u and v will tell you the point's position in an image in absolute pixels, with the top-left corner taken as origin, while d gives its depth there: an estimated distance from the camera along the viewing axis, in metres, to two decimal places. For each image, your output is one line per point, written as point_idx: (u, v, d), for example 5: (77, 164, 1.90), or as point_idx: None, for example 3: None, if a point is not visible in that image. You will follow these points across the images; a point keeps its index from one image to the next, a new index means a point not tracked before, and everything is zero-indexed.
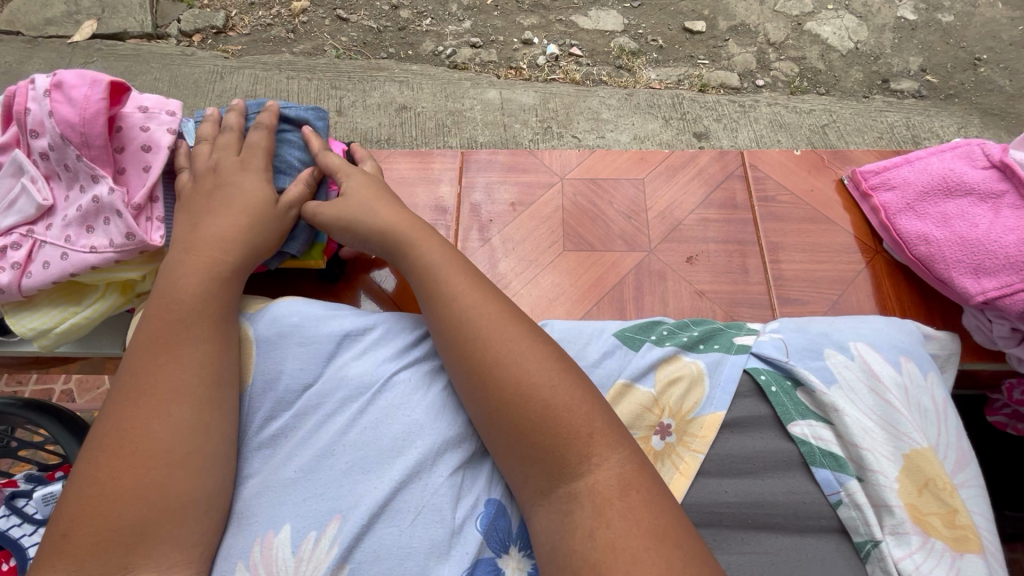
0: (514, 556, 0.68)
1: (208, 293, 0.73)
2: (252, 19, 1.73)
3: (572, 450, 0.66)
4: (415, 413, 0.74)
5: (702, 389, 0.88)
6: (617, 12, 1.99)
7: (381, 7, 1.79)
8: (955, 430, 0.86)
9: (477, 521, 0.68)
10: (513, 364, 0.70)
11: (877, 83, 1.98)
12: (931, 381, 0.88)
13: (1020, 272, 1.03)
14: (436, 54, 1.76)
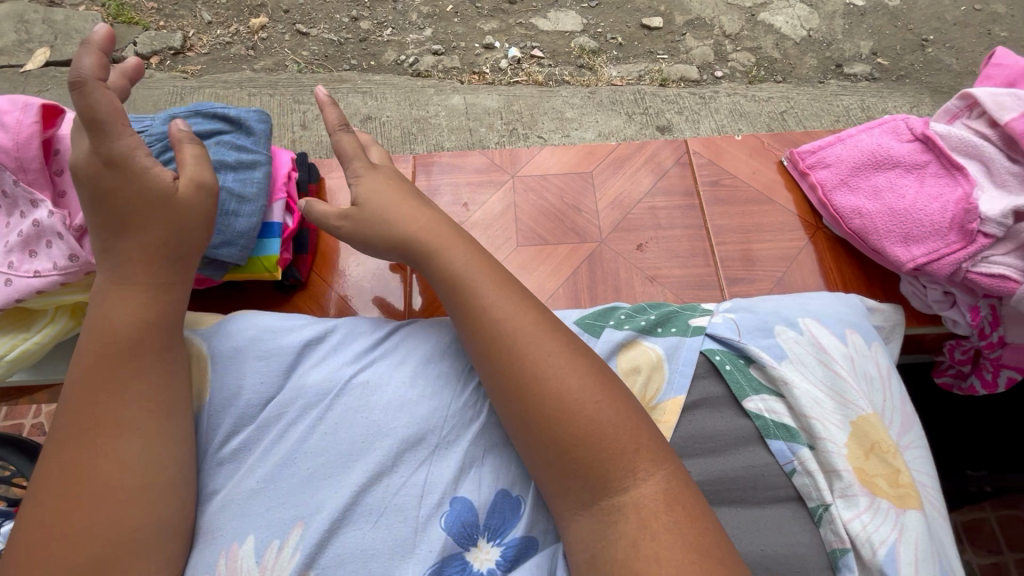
0: (483, 548, 0.62)
1: (147, 317, 0.66)
2: (210, 39, 1.91)
3: (615, 466, 0.59)
4: (338, 419, 0.67)
5: (662, 374, 0.75)
6: (576, 12, 2.06)
7: (341, 20, 1.98)
8: (898, 395, 0.75)
9: (367, 525, 0.62)
10: (554, 380, 0.62)
11: (831, 68, 2.07)
12: (876, 350, 0.77)
13: (951, 237, 0.84)
14: (398, 62, 1.94)
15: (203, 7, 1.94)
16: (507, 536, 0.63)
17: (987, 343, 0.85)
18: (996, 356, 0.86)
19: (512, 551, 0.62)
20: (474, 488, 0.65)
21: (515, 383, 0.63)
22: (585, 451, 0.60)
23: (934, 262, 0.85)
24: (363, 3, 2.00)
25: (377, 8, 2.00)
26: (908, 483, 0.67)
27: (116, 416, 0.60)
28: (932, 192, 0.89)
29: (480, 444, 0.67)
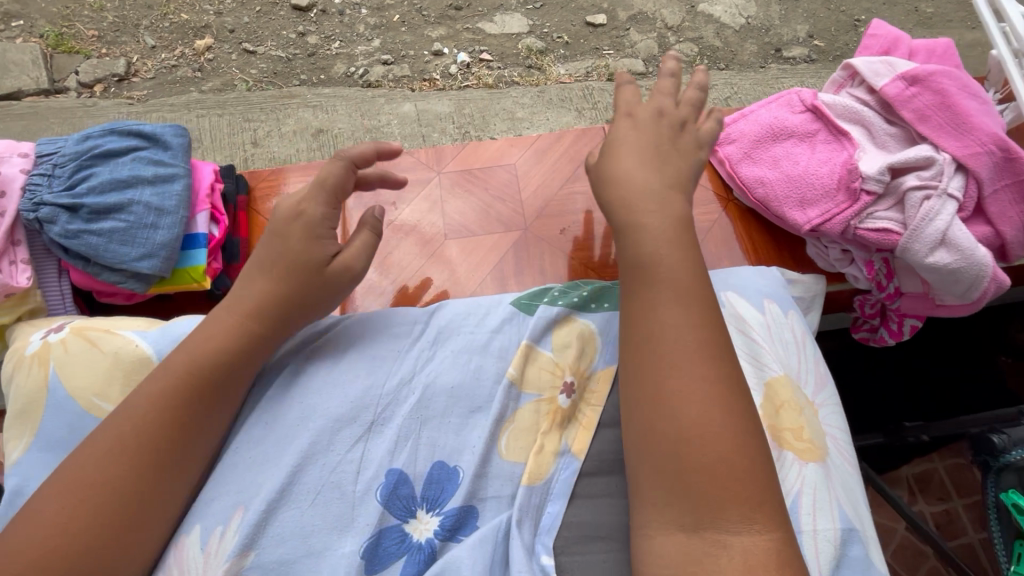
0: (421, 519, 0.69)
1: (202, 362, 0.68)
2: (155, 63, 1.90)
3: (727, 511, 0.56)
4: (293, 413, 0.73)
5: (594, 345, 0.81)
6: (521, 14, 2.10)
7: (288, 36, 1.98)
8: (813, 357, 0.80)
9: (304, 506, 0.68)
10: (690, 411, 0.59)
11: (771, 53, 2.14)
12: (792, 318, 0.82)
13: (840, 197, 0.89)
14: (349, 75, 1.95)
15: (146, 32, 1.93)
16: (445, 505, 0.70)
17: (886, 295, 0.90)
18: (897, 307, 0.91)
19: (449, 520, 0.69)
20: (407, 462, 0.72)
21: (647, 394, 0.62)
22: (691, 461, 0.58)
23: (827, 222, 0.89)
24: (309, 18, 2.01)
25: (324, 22, 2.01)
26: (807, 434, 0.71)
27: (178, 445, 0.65)
28: (823, 155, 0.93)
29: (413, 418, 0.74)
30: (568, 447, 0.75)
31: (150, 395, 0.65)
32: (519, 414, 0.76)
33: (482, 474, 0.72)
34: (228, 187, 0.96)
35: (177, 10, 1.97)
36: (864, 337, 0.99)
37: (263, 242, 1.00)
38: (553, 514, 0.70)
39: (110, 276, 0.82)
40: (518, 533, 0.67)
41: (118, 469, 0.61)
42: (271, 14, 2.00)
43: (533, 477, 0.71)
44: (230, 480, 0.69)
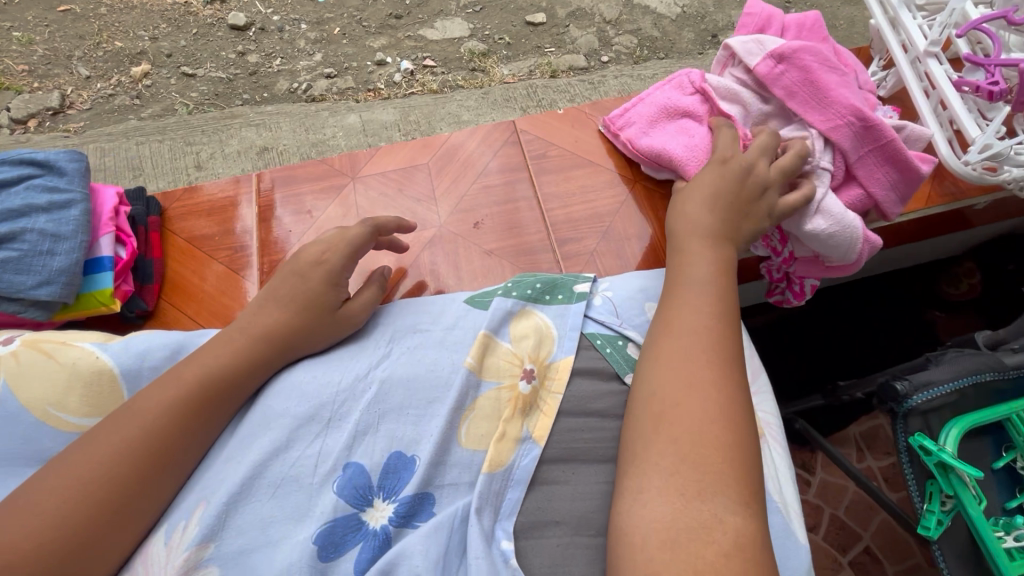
0: (378, 507, 0.60)
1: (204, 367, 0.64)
2: (91, 93, 1.86)
3: (729, 499, 0.51)
4: (264, 410, 0.65)
5: (552, 340, 0.73)
6: (462, 19, 2.09)
7: (228, 56, 1.95)
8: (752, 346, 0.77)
9: (263, 495, 0.59)
10: (699, 400, 0.55)
11: (710, 39, 2.17)
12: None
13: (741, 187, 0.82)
14: (292, 90, 1.92)
15: (79, 63, 1.89)
16: (401, 492, 0.61)
17: (782, 259, 0.84)
18: (794, 269, 0.84)
19: (405, 507, 0.60)
20: (368, 453, 0.63)
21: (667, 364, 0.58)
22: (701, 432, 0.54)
23: None
24: (248, 37, 1.98)
25: (263, 40, 1.99)
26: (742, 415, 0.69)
27: (170, 446, 0.59)
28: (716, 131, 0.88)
29: (371, 412, 0.65)
30: (530, 433, 0.66)
31: (163, 397, 0.60)
32: (479, 403, 0.67)
33: (442, 462, 0.63)
34: (138, 208, 0.93)
35: (111, 38, 1.93)
36: (780, 301, 0.91)
37: (182, 263, 0.95)
38: (513, 501, 0.62)
39: (6, 306, 0.75)
40: (478, 518, 0.59)
41: (112, 467, 0.55)
42: (208, 36, 1.97)
43: (493, 464, 0.62)
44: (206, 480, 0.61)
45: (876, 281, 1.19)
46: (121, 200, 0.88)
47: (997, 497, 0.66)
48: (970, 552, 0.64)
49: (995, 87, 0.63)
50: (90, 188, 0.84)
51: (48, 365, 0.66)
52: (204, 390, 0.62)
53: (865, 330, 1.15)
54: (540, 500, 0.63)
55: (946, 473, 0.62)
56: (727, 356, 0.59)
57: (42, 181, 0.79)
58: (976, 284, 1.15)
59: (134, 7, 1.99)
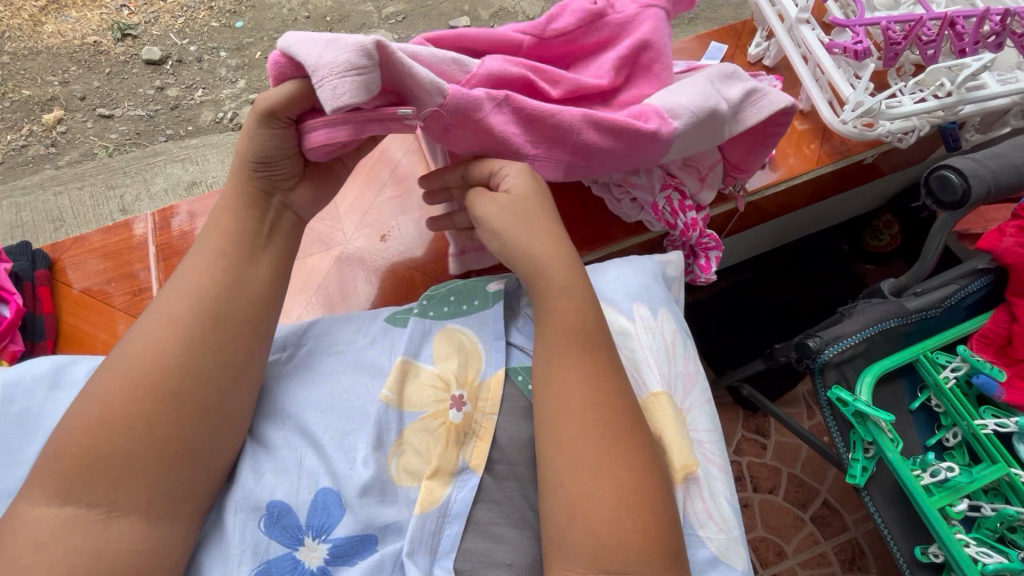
0: (312, 545, 0.60)
1: (181, 328, 0.58)
2: (3, 146, 1.76)
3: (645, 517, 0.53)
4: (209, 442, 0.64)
5: (478, 357, 0.71)
6: (386, 30, 1.96)
7: (146, 93, 1.82)
8: (684, 357, 0.73)
9: (208, 543, 0.60)
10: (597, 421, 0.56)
11: None
12: (663, 319, 0.74)
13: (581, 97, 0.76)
14: (217, 121, 1.82)
15: None
16: (333, 532, 0.61)
17: (680, 232, 0.82)
18: (697, 241, 0.83)
19: (341, 547, 0.60)
20: (295, 491, 0.62)
21: (558, 383, 0.58)
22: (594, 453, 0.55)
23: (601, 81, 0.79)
24: (165, 71, 1.84)
25: (182, 71, 1.85)
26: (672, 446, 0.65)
27: (176, 435, 0.55)
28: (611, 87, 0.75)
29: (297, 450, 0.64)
30: (467, 462, 0.65)
31: (137, 374, 0.55)
32: (406, 436, 0.66)
33: (381, 497, 0.62)
34: (20, 264, 0.88)
35: (18, 86, 1.80)
36: (693, 279, 0.87)
37: (75, 316, 0.90)
38: (452, 537, 0.62)
39: None
40: (411, 561, 0.60)
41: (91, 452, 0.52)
42: (123, 74, 1.83)
43: (425, 504, 0.62)
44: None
45: (802, 247, 1.24)
46: None
47: (918, 435, 0.69)
48: (895, 493, 0.66)
49: (860, 46, 0.65)
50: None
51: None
52: (178, 377, 0.56)
53: (794, 303, 1.18)
54: (485, 509, 0.64)
55: (864, 420, 0.65)
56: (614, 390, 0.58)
57: None
58: (896, 235, 1.19)
59: (40, 52, 1.84)
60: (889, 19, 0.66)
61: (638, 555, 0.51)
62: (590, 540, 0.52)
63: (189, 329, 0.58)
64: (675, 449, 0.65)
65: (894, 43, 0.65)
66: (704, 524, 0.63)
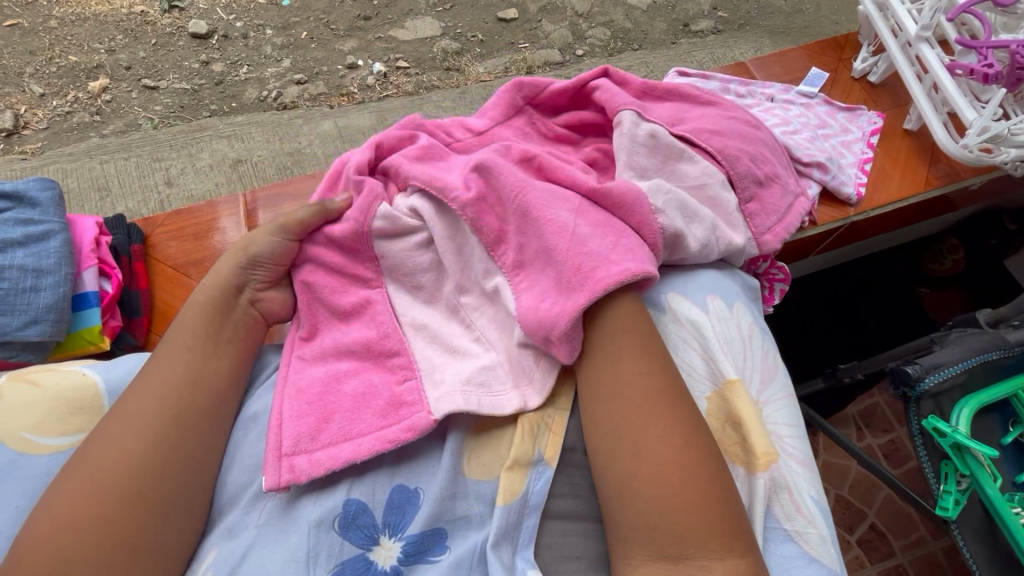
0: (386, 544, 0.56)
1: (176, 374, 0.59)
2: (48, 112, 1.63)
3: (690, 528, 0.50)
4: (246, 437, 0.62)
5: None
6: (433, 17, 1.80)
7: (191, 66, 1.71)
8: (762, 349, 0.72)
9: (274, 539, 0.56)
10: (641, 428, 0.54)
11: (706, 10, 1.88)
12: (739, 311, 0.73)
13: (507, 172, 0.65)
14: (261, 99, 1.69)
15: (31, 80, 1.64)
16: (408, 529, 0.57)
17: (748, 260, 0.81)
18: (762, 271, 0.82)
19: (414, 545, 0.56)
20: (369, 488, 0.58)
21: (606, 383, 0.57)
22: (629, 454, 0.54)
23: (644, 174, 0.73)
24: (211, 45, 1.74)
25: (228, 47, 1.74)
26: (749, 435, 0.64)
27: (167, 467, 0.55)
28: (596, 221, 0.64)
29: None
30: (542, 454, 0.60)
31: (131, 421, 0.56)
32: (484, 431, 0.61)
33: (452, 494, 0.58)
34: (119, 238, 0.82)
35: (64, 52, 1.69)
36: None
37: (170, 292, 0.85)
38: (531, 528, 0.57)
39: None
40: (496, 555, 0.55)
41: (90, 491, 0.52)
42: (169, 46, 1.73)
43: (508, 495, 0.57)
44: (229, 484, 0.60)
45: (866, 268, 1.20)
46: (101, 230, 0.80)
47: (1007, 471, 0.67)
48: (982, 526, 0.65)
49: (989, 69, 0.65)
50: (67, 220, 0.76)
51: (27, 390, 0.61)
52: (168, 416, 0.56)
53: (852, 322, 1.15)
54: (556, 500, 0.60)
55: (961, 453, 0.64)
56: (661, 397, 0.56)
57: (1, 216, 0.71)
58: (960, 260, 1.15)
59: (87, 19, 1.74)
60: (1019, 43, 0.65)
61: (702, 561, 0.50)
62: (654, 545, 0.51)
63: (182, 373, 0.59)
64: (753, 437, 0.64)
65: (1019, 67, 0.64)
66: (787, 517, 0.62)
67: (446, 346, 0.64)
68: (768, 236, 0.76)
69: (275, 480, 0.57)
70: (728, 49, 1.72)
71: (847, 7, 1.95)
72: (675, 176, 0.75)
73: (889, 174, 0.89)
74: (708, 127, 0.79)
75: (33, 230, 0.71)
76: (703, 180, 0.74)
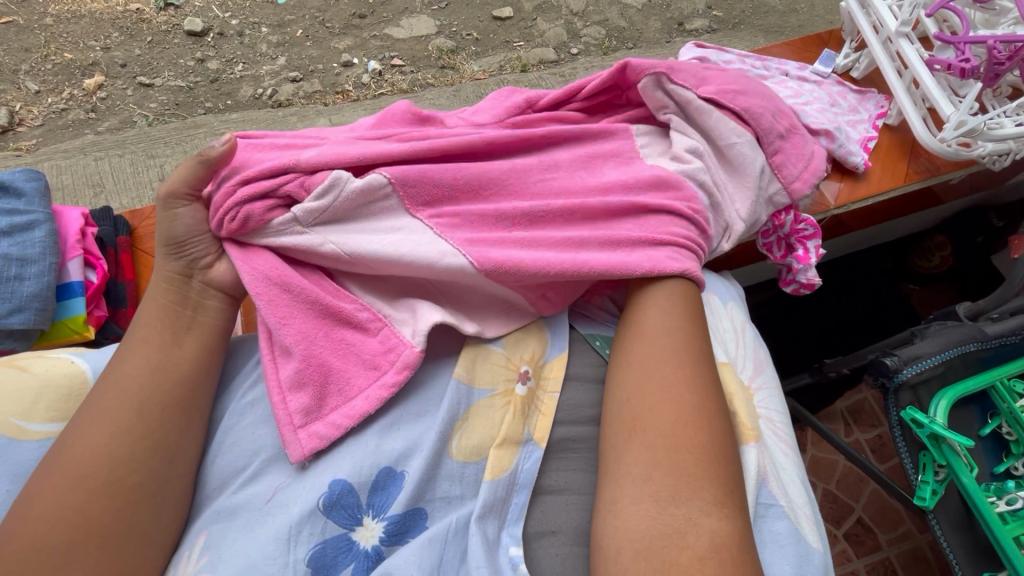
0: (369, 525, 0.56)
1: (146, 365, 0.59)
2: (42, 109, 1.63)
3: (690, 468, 0.52)
4: (233, 423, 0.62)
5: (542, 335, 0.67)
6: (428, 15, 1.81)
7: (187, 64, 1.72)
8: (753, 342, 0.74)
9: (259, 523, 0.56)
10: (668, 373, 0.57)
11: (700, 9, 1.89)
12: (731, 307, 0.75)
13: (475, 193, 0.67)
14: (256, 96, 1.69)
15: (27, 77, 1.65)
16: (389, 510, 0.57)
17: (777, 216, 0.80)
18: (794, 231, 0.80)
19: (394, 525, 0.57)
20: (356, 468, 0.58)
21: (644, 331, 0.61)
22: (646, 412, 0.56)
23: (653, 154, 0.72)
24: (206, 43, 1.74)
25: (223, 45, 1.75)
26: (737, 410, 0.65)
27: (139, 456, 0.55)
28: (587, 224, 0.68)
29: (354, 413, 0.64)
30: (531, 434, 0.62)
31: (101, 412, 0.56)
32: (473, 412, 0.61)
33: (432, 475, 0.58)
34: (104, 229, 0.83)
35: (60, 49, 1.69)
36: (799, 287, 0.82)
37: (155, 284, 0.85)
38: (521, 504, 0.59)
39: None
40: (482, 524, 0.57)
41: (56, 484, 0.53)
42: (164, 43, 1.73)
43: (496, 469, 0.59)
44: (215, 469, 0.60)
45: (856, 263, 1.20)
46: (88, 222, 0.81)
47: (985, 462, 0.68)
48: (962, 514, 0.66)
49: (966, 64, 0.67)
50: (53, 210, 0.77)
51: (17, 376, 0.61)
52: (136, 406, 0.57)
53: (845, 309, 1.16)
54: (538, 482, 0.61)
55: (938, 444, 0.64)
56: (694, 353, 0.59)
57: None
58: (948, 256, 1.16)
59: (83, 16, 1.74)
60: (996, 38, 0.66)
61: (689, 508, 0.51)
62: (649, 485, 0.52)
63: (152, 363, 0.60)
64: (741, 410, 0.65)
65: (996, 63, 0.66)
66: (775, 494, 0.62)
67: (402, 284, 0.66)
68: (798, 184, 0.78)
69: (300, 451, 0.59)
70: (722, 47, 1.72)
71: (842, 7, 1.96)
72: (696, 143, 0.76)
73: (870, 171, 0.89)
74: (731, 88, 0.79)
75: (19, 220, 0.71)
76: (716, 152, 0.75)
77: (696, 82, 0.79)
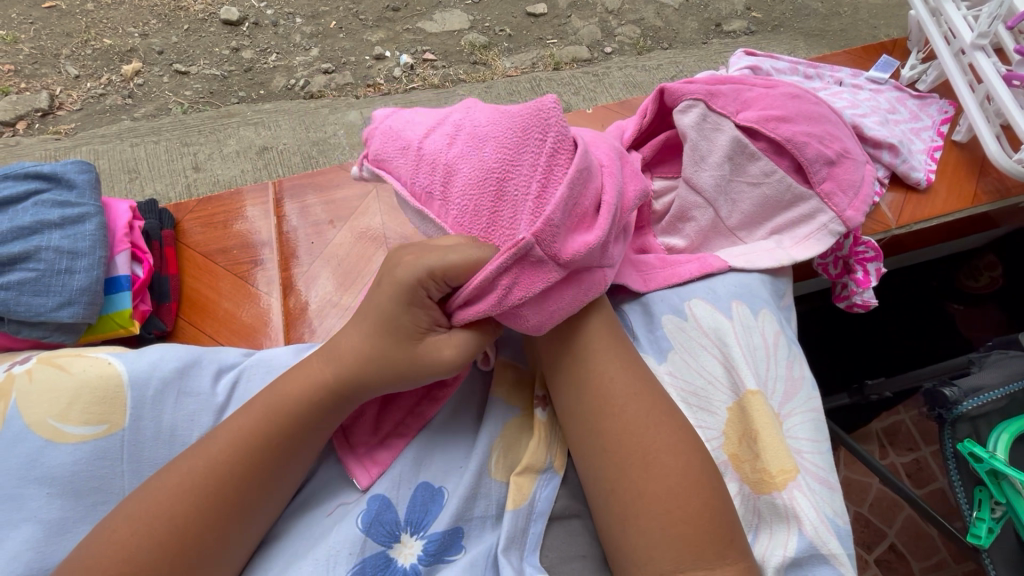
0: (408, 543, 0.55)
1: (269, 442, 0.53)
2: (81, 93, 1.65)
3: (690, 510, 0.51)
4: None
5: None
6: (461, 10, 1.79)
7: (222, 53, 1.72)
8: (787, 361, 0.68)
9: (297, 539, 0.56)
10: (613, 416, 0.55)
11: (738, 10, 1.84)
12: (764, 319, 0.69)
13: None
14: (289, 87, 1.69)
15: (67, 61, 1.67)
16: (430, 527, 0.56)
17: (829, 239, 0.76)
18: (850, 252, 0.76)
19: (434, 544, 0.55)
20: (392, 483, 0.57)
21: (583, 385, 0.57)
22: (634, 450, 0.53)
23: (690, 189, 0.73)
24: (241, 32, 1.75)
25: (258, 35, 1.75)
26: (762, 453, 0.61)
27: (221, 527, 0.51)
28: None
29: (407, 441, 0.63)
30: (551, 462, 0.59)
31: (203, 473, 0.51)
32: (507, 430, 0.60)
33: (473, 494, 0.57)
34: (150, 222, 0.84)
35: (100, 35, 1.71)
36: (852, 306, 0.78)
37: (197, 278, 0.85)
38: (537, 534, 0.57)
39: (30, 332, 0.69)
40: (506, 557, 0.55)
41: (144, 552, 0.48)
42: (201, 32, 1.74)
43: (517, 498, 0.57)
44: None
45: (905, 282, 1.16)
46: (135, 215, 0.82)
47: None
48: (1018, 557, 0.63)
49: None
50: (100, 203, 0.77)
51: (59, 377, 0.61)
52: (241, 483, 0.52)
53: (893, 323, 1.12)
54: (571, 495, 0.60)
55: (999, 481, 0.61)
56: (632, 387, 0.56)
57: (40, 198, 0.72)
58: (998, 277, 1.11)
59: (124, 3, 1.76)
60: None
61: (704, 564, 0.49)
62: (669, 547, 0.50)
63: (278, 442, 0.53)
64: (769, 453, 0.61)
65: None
66: (777, 546, 0.58)
67: None
68: (850, 212, 0.71)
69: (368, 477, 0.58)
70: (763, 47, 1.67)
71: (887, 11, 1.89)
72: (737, 171, 0.72)
73: (934, 189, 0.85)
74: (774, 113, 0.71)
75: (68, 213, 0.72)
76: (761, 180, 0.72)
77: (737, 107, 0.73)
